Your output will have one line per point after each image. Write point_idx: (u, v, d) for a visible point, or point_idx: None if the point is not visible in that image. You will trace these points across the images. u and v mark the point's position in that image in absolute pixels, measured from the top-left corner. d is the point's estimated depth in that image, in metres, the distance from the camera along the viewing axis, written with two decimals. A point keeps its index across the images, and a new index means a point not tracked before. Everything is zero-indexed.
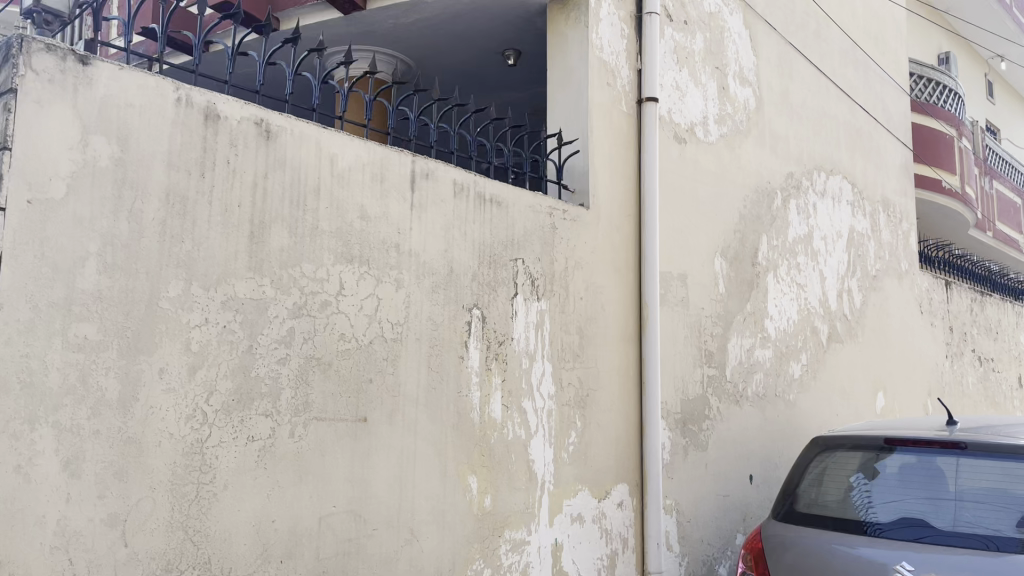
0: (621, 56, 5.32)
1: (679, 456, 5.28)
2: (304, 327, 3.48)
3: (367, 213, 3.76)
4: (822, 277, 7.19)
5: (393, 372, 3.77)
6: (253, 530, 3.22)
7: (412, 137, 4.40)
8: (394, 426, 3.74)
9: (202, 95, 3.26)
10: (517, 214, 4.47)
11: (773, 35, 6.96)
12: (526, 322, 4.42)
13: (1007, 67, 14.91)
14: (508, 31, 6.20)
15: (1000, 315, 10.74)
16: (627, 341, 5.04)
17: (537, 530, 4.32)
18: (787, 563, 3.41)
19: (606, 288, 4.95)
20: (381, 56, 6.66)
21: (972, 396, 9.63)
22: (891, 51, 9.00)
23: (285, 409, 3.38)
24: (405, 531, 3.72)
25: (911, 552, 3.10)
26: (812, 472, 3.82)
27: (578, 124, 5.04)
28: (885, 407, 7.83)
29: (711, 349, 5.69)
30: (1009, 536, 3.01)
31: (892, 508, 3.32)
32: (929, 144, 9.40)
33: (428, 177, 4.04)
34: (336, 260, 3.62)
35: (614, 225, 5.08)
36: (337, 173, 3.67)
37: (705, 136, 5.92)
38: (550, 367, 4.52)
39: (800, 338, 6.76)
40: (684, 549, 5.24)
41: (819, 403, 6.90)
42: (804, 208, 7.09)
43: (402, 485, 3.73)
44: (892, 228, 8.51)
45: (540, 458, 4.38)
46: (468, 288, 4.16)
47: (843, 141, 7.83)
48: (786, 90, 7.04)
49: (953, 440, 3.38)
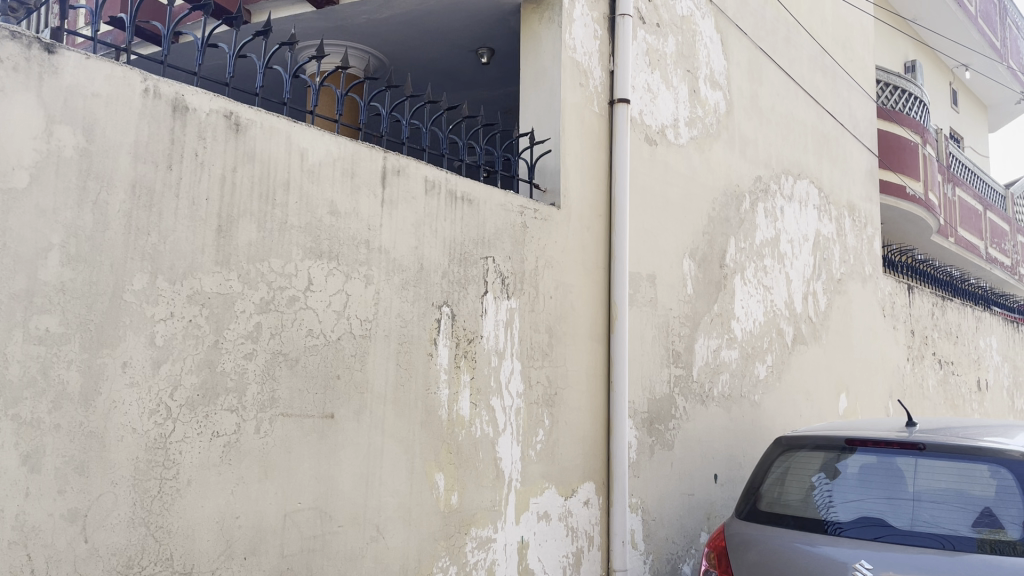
0: (594, 57, 5.35)
1: (645, 455, 5.32)
2: (270, 323, 3.46)
3: (337, 208, 3.74)
4: (787, 279, 7.29)
5: (361, 369, 3.76)
6: (216, 526, 3.19)
7: (383, 133, 4.28)
8: (361, 423, 3.72)
9: (171, 86, 3.22)
10: (487, 212, 4.47)
11: (744, 39, 7.03)
12: (495, 320, 4.43)
13: (970, 77, 15.25)
14: (481, 29, 6.20)
15: (961, 320, 10.96)
16: (595, 341, 5.07)
17: (503, 528, 4.33)
18: (749, 561, 3.47)
19: (576, 288, 4.97)
20: (354, 51, 6.65)
21: (932, 398, 9.83)
22: (859, 58, 9.14)
23: (251, 404, 3.35)
24: (370, 529, 3.70)
25: (869, 552, 3.15)
26: (774, 472, 3.88)
27: (550, 125, 5.06)
28: (847, 409, 7.96)
29: (678, 349, 5.75)
30: (965, 536, 3.07)
31: (852, 508, 3.38)
32: (894, 150, 9.59)
33: (399, 174, 4.03)
34: (305, 255, 3.60)
35: (585, 225, 5.11)
36: (307, 168, 3.65)
37: (676, 138, 5.97)
38: (519, 366, 4.53)
39: (766, 339, 6.85)
40: (649, 548, 5.29)
41: (784, 404, 6.99)
42: (772, 211, 7.18)
43: (368, 482, 3.71)
44: (856, 233, 8.65)
45: (508, 456, 4.39)
46: (437, 286, 4.15)
47: (811, 146, 7.94)
48: (756, 94, 7.12)
49: (912, 441, 3.45)
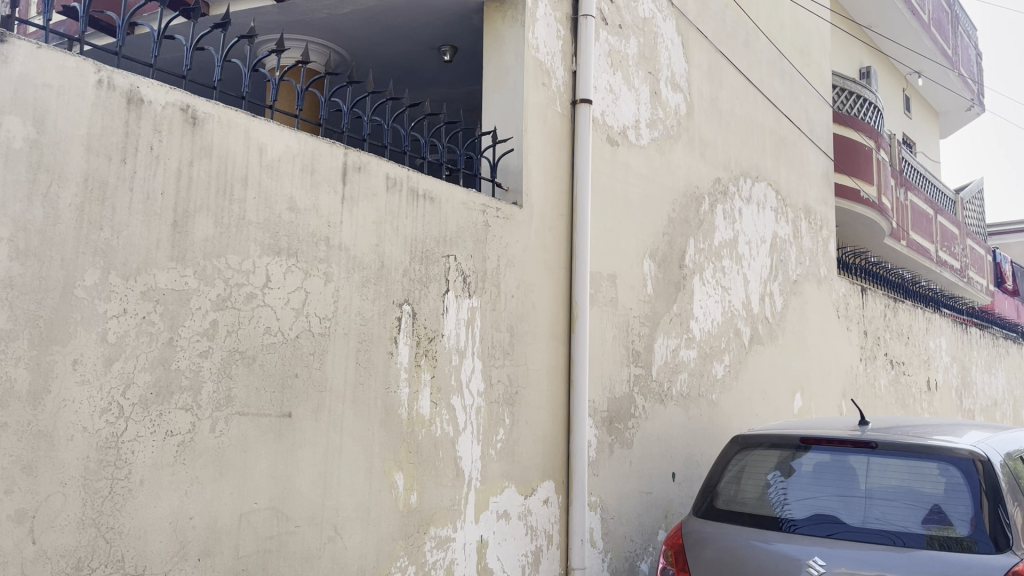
0: (557, 57, 5.36)
1: (604, 453, 5.36)
2: (227, 320, 3.39)
3: (296, 205, 3.70)
4: (744, 280, 7.39)
5: (319, 368, 3.71)
6: (170, 527, 3.12)
7: (344, 129, 4.23)
8: (319, 422, 3.68)
9: (125, 78, 3.14)
10: (449, 210, 4.45)
11: (704, 43, 7.11)
12: (457, 319, 4.42)
13: (923, 84, 15.62)
14: (444, 26, 6.19)
15: (911, 321, 11.22)
16: (555, 340, 5.07)
17: (462, 527, 4.31)
18: (706, 559, 3.52)
19: (537, 287, 4.98)
20: (314, 46, 6.61)
21: (884, 397, 10.05)
22: (815, 63, 9.30)
23: (206, 403, 3.29)
24: (328, 528, 3.66)
25: (823, 548, 3.22)
26: (731, 471, 3.93)
27: (513, 124, 5.05)
28: (801, 408, 8.10)
29: (638, 348, 5.79)
30: (915, 532, 3.15)
31: (806, 505, 3.44)
32: (849, 154, 9.77)
33: (360, 170, 4.00)
34: (263, 251, 3.55)
35: (547, 224, 5.11)
36: (265, 162, 3.60)
37: (637, 139, 6.01)
38: (479, 364, 4.53)
39: (724, 339, 6.93)
40: (607, 546, 5.31)
41: (740, 404, 7.08)
42: (730, 213, 7.27)
43: (326, 482, 3.67)
44: (812, 235, 8.81)
45: (468, 455, 4.38)
46: (398, 283, 4.12)
47: (768, 149, 8.06)
48: (716, 97, 7.21)
49: (864, 439, 3.51)
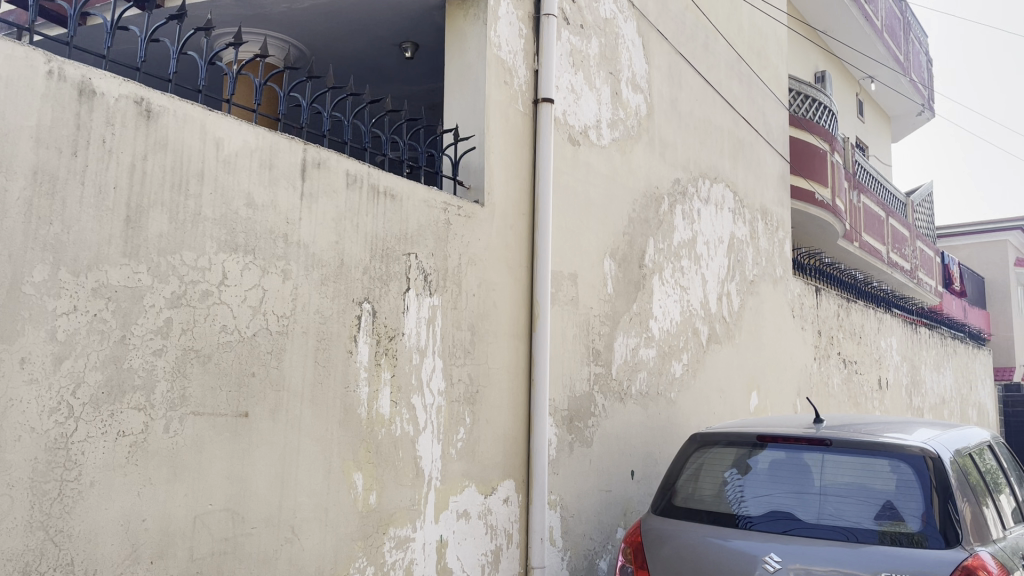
0: (518, 56, 5.35)
1: (564, 452, 5.37)
2: (181, 318, 3.33)
3: (253, 200, 3.64)
4: (702, 280, 7.47)
5: (277, 367, 3.66)
6: (121, 529, 3.05)
7: (303, 125, 4.17)
8: (277, 421, 3.62)
9: (77, 69, 3.06)
10: (410, 208, 4.42)
11: (664, 44, 7.16)
12: (417, 318, 4.39)
13: (876, 89, 15.96)
14: (406, 23, 6.15)
15: (864, 321, 11.46)
16: (517, 339, 5.07)
17: (422, 527, 4.29)
18: (664, 556, 3.55)
19: (499, 286, 4.97)
20: (273, 40, 6.54)
21: (837, 396, 10.25)
22: (772, 67, 9.43)
23: (160, 403, 3.22)
24: (285, 530, 3.61)
25: (779, 545, 3.27)
26: (689, 468, 3.97)
27: (475, 122, 5.04)
28: (757, 406, 8.22)
29: (598, 347, 5.82)
30: (868, 528, 3.21)
31: (762, 502, 3.50)
32: (804, 157, 9.95)
33: (319, 166, 3.94)
34: (219, 248, 3.48)
35: (509, 222, 5.11)
36: (222, 157, 3.53)
37: (598, 139, 6.04)
38: (440, 364, 4.51)
39: (682, 338, 6.99)
40: (567, 544, 5.33)
41: (698, 402, 7.16)
42: (689, 214, 7.34)
43: (284, 482, 3.62)
44: (768, 236, 8.94)
45: (428, 455, 4.35)
46: (359, 282, 4.08)
47: (726, 150, 8.15)
48: (675, 98, 7.27)
49: (819, 436, 3.57)
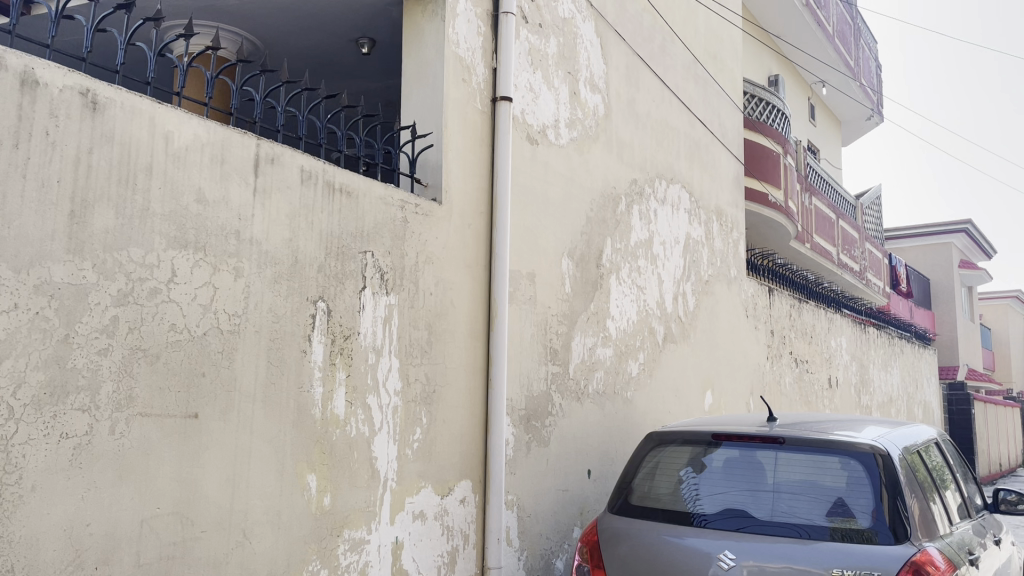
0: (477, 54, 5.32)
1: (521, 452, 5.36)
2: (129, 316, 3.23)
3: (204, 196, 3.54)
4: (659, 280, 7.51)
5: (228, 366, 3.57)
6: (64, 535, 2.94)
7: (256, 119, 4.07)
8: (227, 422, 3.54)
9: (19, 58, 2.94)
10: (366, 205, 4.36)
11: (622, 45, 7.19)
12: (374, 317, 4.34)
13: (827, 93, 16.28)
14: (362, 19, 6.08)
15: (814, 321, 11.67)
16: (474, 338, 5.04)
17: (377, 529, 4.23)
18: (621, 554, 3.55)
19: (456, 285, 4.93)
20: (225, 33, 6.44)
21: (789, 395, 10.41)
22: (728, 69, 9.55)
23: (105, 403, 3.12)
24: (236, 533, 3.52)
25: (733, 542, 3.30)
26: (646, 467, 3.98)
27: (432, 119, 5.00)
28: (711, 405, 8.31)
29: (556, 347, 5.81)
30: (820, 525, 3.25)
31: (717, 500, 3.52)
32: (757, 159, 10.09)
33: (273, 162, 3.86)
34: (168, 245, 3.38)
35: (466, 221, 5.07)
36: (172, 152, 3.43)
37: (556, 139, 6.03)
38: (396, 363, 4.45)
39: (638, 337, 7.03)
40: (523, 544, 5.31)
41: (654, 401, 7.20)
42: (646, 214, 7.39)
43: (235, 484, 3.54)
44: (723, 236, 9.04)
45: (384, 455, 4.30)
46: (313, 279, 4.01)
47: (683, 152, 8.23)
48: (633, 98, 7.30)
49: (772, 434, 3.60)
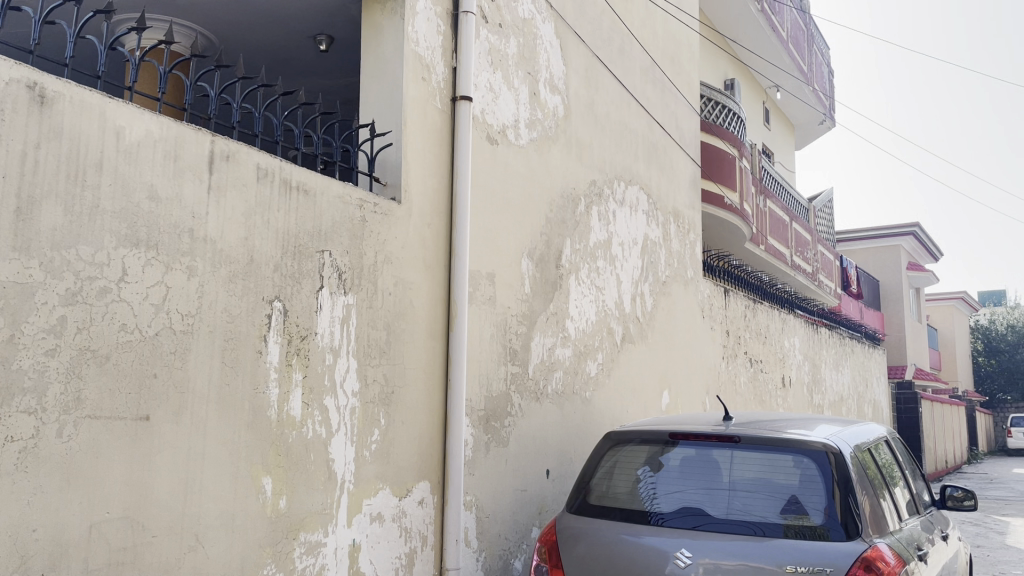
0: (436, 52, 5.29)
1: (480, 452, 5.34)
2: (77, 316, 3.14)
3: (157, 193, 3.47)
4: (617, 281, 7.57)
5: (180, 367, 3.49)
6: (8, 541, 2.85)
7: (212, 115, 3.99)
8: (180, 425, 3.46)
9: None
10: (324, 204, 4.31)
11: (581, 47, 7.23)
12: (331, 317, 4.29)
13: (781, 97, 16.57)
14: (320, 15, 6.01)
15: (768, 321, 11.87)
16: (433, 338, 5.01)
17: (334, 531, 4.18)
18: (579, 554, 3.56)
19: (415, 285, 4.90)
20: (179, 27, 6.33)
21: (744, 394, 10.56)
22: (685, 73, 9.66)
23: (52, 405, 3.02)
24: (188, 538, 3.45)
25: (689, 540, 3.33)
26: (604, 466, 4.00)
27: (391, 118, 4.97)
28: (668, 405, 8.39)
29: (515, 347, 5.81)
30: (774, 522, 3.30)
31: (674, 499, 3.55)
32: (714, 162, 10.22)
33: (228, 160, 3.80)
34: (119, 243, 3.30)
35: (426, 220, 5.04)
36: (123, 148, 3.35)
37: (516, 139, 6.03)
38: (354, 364, 4.41)
39: (597, 338, 7.06)
40: (481, 545, 5.30)
41: (612, 401, 7.25)
42: (605, 215, 7.43)
43: (188, 488, 3.46)
44: (680, 238, 9.14)
45: (341, 457, 4.25)
46: (269, 279, 3.95)
47: (641, 154, 8.30)
48: (592, 100, 7.34)
49: (728, 433, 3.65)
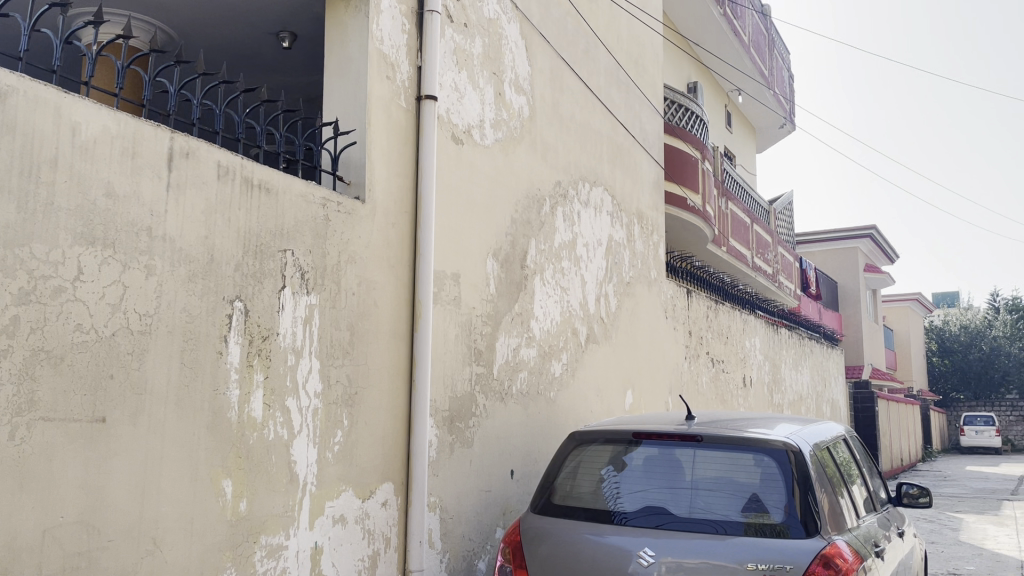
0: (401, 51, 5.26)
1: (444, 453, 5.32)
2: (31, 316, 3.06)
3: (114, 190, 3.39)
4: (582, 281, 7.59)
5: (138, 368, 3.42)
6: None
7: (171, 112, 3.92)
8: (138, 426, 3.39)
9: None
10: (286, 203, 4.26)
11: (547, 48, 7.24)
12: (293, 317, 4.24)
13: (743, 101, 16.78)
14: (283, 11, 5.94)
15: (730, 322, 12.01)
16: (397, 339, 4.98)
17: (295, 534, 4.13)
18: (542, 554, 3.56)
19: (380, 285, 4.86)
20: (137, 22, 6.22)
21: (706, 394, 10.68)
22: (649, 75, 9.73)
23: (4, 407, 2.95)
24: (146, 541, 3.38)
25: (652, 539, 3.35)
26: (568, 466, 4.00)
27: (355, 116, 4.93)
28: (631, 404, 8.45)
29: (480, 347, 5.80)
30: (735, 520, 3.33)
31: (637, 498, 3.57)
32: (677, 163, 10.32)
33: (188, 157, 3.73)
34: (75, 241, 3.23)
35: (390, 220, 5.01)
36: (79, 144, 3.27)
37: (481, 139, 6.02)
38: (317, 364, 4.36)
39: (561, 338, 7.08)
40: (445, 546, 5.28)
41: (576, 402, 7.27)
42: (570, 215, 7.45)
43: (145, 491, 3.39)
44: (644, 239, 9.21)
45: (303, 459, 4.20)
46: (230, 278, 3.89)
47: (606, 155, 8.34)
48: (557, 101, 7.36)
49: (690, 432, 3.68)
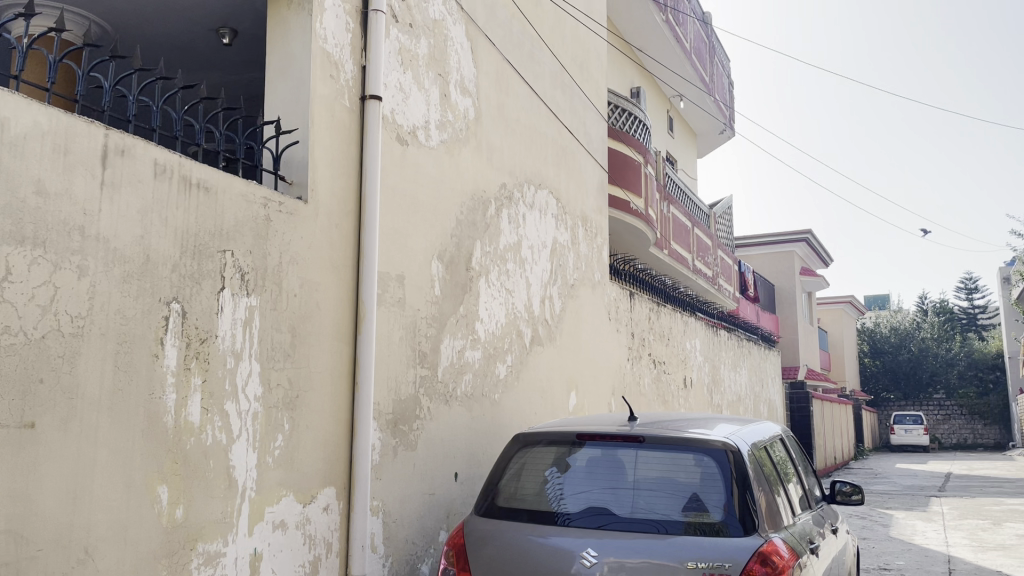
0: (346, 51, 5.20)
1: (387, 456, 5.27)
2: None
3: (44, 188, 3.27)
4: (527, 283, 7.62)
5: (69, 372, 3.31)
6: None
7: (106, 107, 3.80)
8: (69, 432, 3.28)
9: None
10: (226, 202, 4.17)
11: (492, 50, 7.25)
12: (233, 319, 4.15)
13: (684, 106, 17.07)
14: (223, 7, 5.82)
15: (671, 323, 12.19)
16: (340, 341, 4.92)
17: (234, 541, 4.04)
18: (486, 556, 3.56)
19: (322, 287, 4.80)
20: (70, 15, 6.02)
21: (647, 395, 10.82)
22: (593, 79, 9.82)
23: None
24: (77, 551, 3.26)
25: (595, 540, 3.38)
26: (512, 469, 4.01)
27: (298, 115, 4.85)
28: (575, 405, 8.51)
29: (424, 349, 5.77)
30: (675, 519, 3.38)
31: (580, 499, 3.60)
32: (620, 167, 10.44)
33: (123, 154, 3.62)
34: (2, 240, 3.10)
35: (334, 221, 4.95)
36: (8, 139, 3.15)
37: (426, 140, 6.00)
38: (257, 367, 4.28)
39: (506, 340, 7.09)
40: (388, 550, 5.23)
41: (521, 403, 7.29)
42: (514, 217, 7.46)
43: (76, 498, 3.28)
44: (588, 241, 9.28)
45: (242, 464, 4.12)
46: (167, 280, 3.79)
47: (550, 158, 8.39)
48: (502, 103, 7.38)
49: (633, 433, 3.73)
